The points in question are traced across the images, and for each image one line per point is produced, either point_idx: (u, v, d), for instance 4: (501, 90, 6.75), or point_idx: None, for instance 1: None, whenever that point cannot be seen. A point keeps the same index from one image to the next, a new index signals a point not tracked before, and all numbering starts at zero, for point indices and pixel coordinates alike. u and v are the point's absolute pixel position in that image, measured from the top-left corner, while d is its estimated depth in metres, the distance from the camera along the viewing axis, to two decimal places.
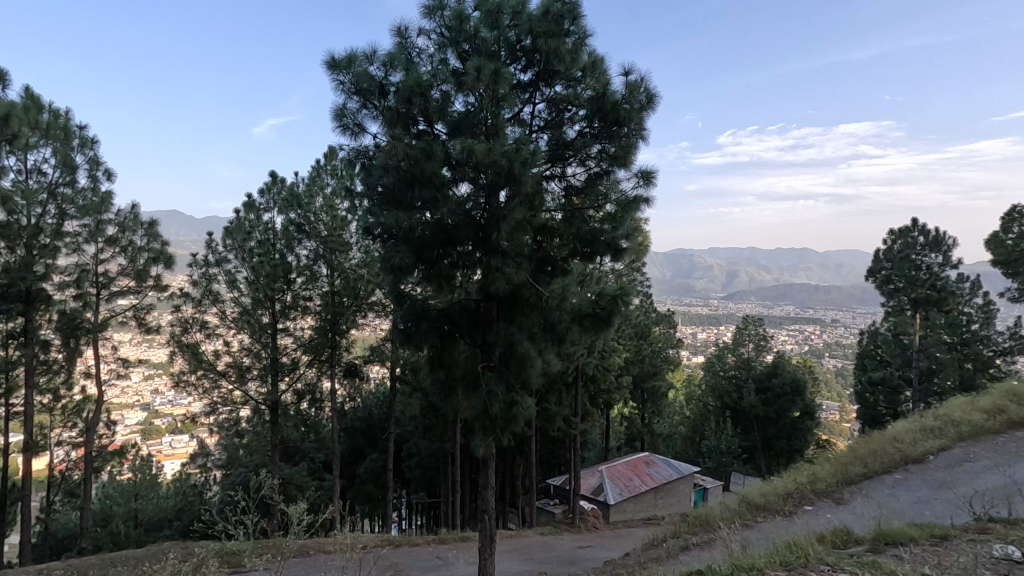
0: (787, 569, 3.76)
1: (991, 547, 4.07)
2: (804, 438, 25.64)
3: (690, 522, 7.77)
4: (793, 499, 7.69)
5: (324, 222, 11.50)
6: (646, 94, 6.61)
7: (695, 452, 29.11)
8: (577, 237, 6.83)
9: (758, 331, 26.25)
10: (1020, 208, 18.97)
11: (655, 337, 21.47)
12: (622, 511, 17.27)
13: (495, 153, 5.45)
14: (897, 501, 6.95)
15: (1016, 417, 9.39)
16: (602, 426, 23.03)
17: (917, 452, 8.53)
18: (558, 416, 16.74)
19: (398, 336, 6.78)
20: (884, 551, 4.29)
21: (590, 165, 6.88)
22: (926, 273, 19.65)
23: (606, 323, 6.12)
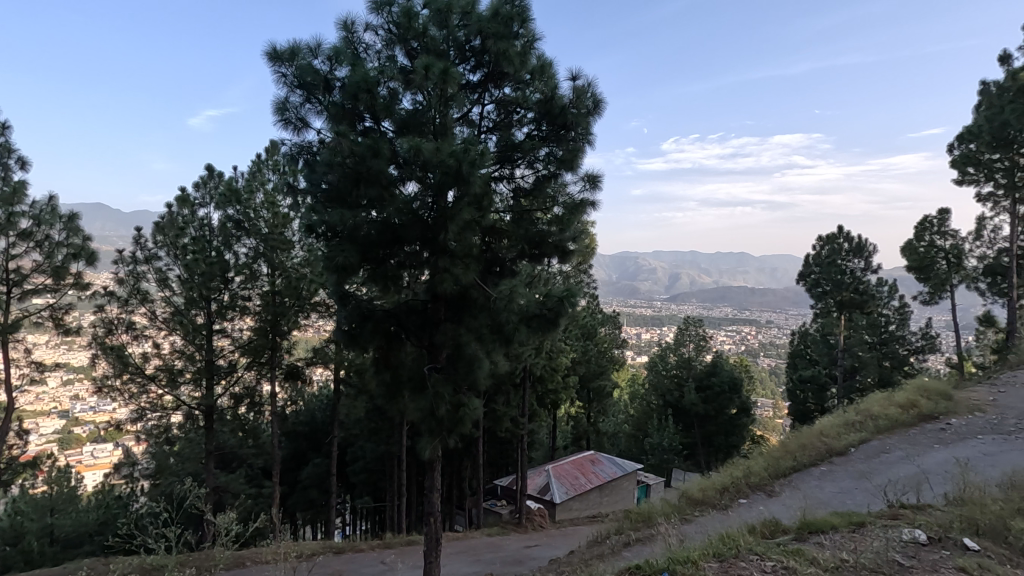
0: (720, 560, 3.91)
1: (901, 531, 4.40)
2: (740, 434, 26.80)
3: (633, 518, 7.96)
4: (729, 492, 8.03)
5: (264, 219, 11.09)
6: (593, 99, 6.76)
7: (639, 450, 29.94)
8: (526, 238, 6.86)
9: (699, 332, 27.35)
10: (931, 217, 20.57)
11: (600, 338, 21.94)
12: (567, 509, 17.50)
13: (443, 152, 5.40)
14: (821, 492, 7.40)
15: (926, 411, 10.18)
16: (549, 425, 23.29)
17: (840, 445, 9.12)
18: (506, 418, 16.77)
19: (342, 337, 6.58)
20: (808, 539, 4.55)
21: (538, 168, 6.95)
22: (851, 277, 20.91)
23: (553, 324, 6.30)
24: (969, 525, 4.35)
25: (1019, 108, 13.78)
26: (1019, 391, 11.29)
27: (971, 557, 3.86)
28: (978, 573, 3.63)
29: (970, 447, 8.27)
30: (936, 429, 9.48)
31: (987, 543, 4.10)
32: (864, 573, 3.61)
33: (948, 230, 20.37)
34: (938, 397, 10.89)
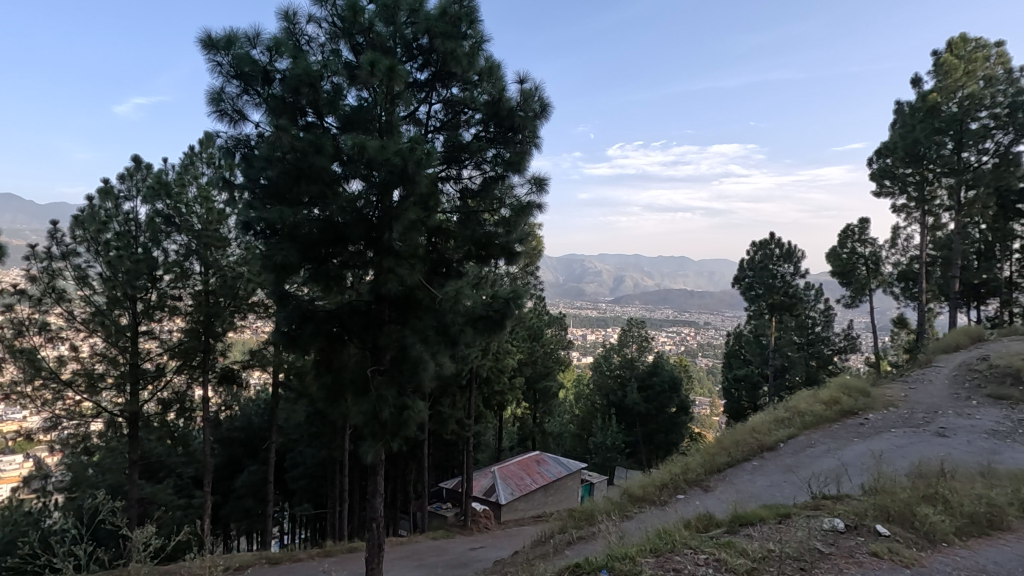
0: (657, 555, 4.03)
1: (822, 520, 4.68)
2: (680, 432, 27.73)
3: (576, 517, 8.09)
4: (668, 488, 8.30)
5: (197, 214, 10.58)
6: (540, 103, 6.82)
7: (583, 449, 30.45)
8: (473, 239, 6.85)
9: (641, 333, 28.28)
10: (852, 226, 22.06)
11: (547, 339, 22.15)
12: (512, 510, 17.54)
13: (388, 151, 5.28)
14: (753, 486, 7.77)
15: (847, 407, 10.86)
16: (495, 426, 23.30)
17: (771, 440, 9.60)
18: (452, 420, 16.65)
19: (280, 339, 6.33)
20: (738, 531, 4.77)
21: (485, 169, 6.95)
22: (781, 281, 22.47)
23: (499, 325, 6.32)
24: (880, 512, 4.69)
25: (929, 127, 15.15)
26: (927, 388, 12.27)
27: (882, 542, 4.16)
28: (889, 557, 3.91)
29: (884, 440, 8.91)
30: (855, 424, 10.16)
31: (895, 529, 4.44)
32: (789, 561, 3.82)
33: (867, 238, 21.90)
34: (858, 394, 11.66)
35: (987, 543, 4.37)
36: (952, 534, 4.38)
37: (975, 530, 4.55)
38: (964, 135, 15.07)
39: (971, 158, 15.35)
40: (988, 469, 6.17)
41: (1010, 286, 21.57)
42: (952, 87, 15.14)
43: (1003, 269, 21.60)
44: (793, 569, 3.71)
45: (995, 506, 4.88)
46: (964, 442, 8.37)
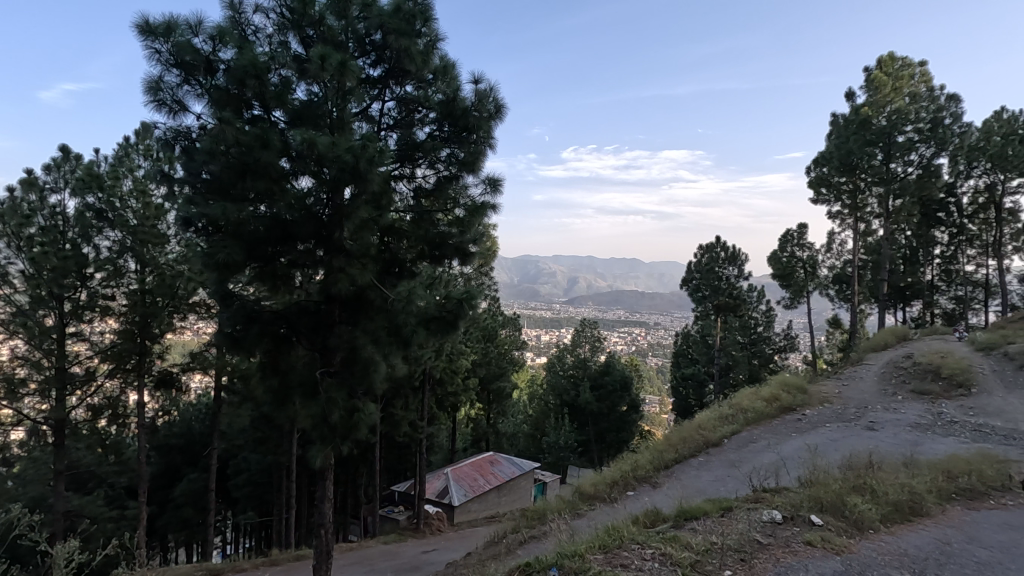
0: (605, 551, 4.11)
1: (762, 513, 4.88)
2: (630, 430, 28.36)
3: (529, 517, 8.16)
4: (618, 486, 8.48)
5: (132, 209, 10.02)
6: (495, 104, 6.83)
7: (536, 449, 30.67)
8: (426, 239, 6.80)
9: (594, 333, 28.83)
10: (792, 231, 23.13)
11: (501, 339, 22.17)
12: (466, 511, 17.47)
13: (339, 147, 5.15)
14: (698, 481, 8.03)
15: (787, 404, 11.39)
16: (448, 428, 23.14)
17: (716, 436, 9.96)
18: (404, 422, 16.42)
19: (223, 341, 6.05)
20: (684, 525, 4.92)
21: (440, 169, 6.91)
22: (726, 283, 23.51)
23: (452, 326, 6.28)
24: (815, 503, 4.93)
25: (862, 139, 16.12)
26: (858, 384, 13.03)
27: (816, 531, 4.39)
28: (822, 545, 4.13)
29: (818, 434, 9.42)
30: (793, 419, 10.68)
31: (828, 518, 4.68)
32: (730, 553, 3.98)
33: (806, 243, 23.02)
34: (796, 391, 12.25)
35: (909, 528, 4.70)
36: (878, 521, 4.68)
37: (899, 517, 4.86)
38: (892, 147, 16.10)
39: (899, 169, 16.37)
40: (910, 459, 6.62)
41: (931, 288, 23.22)
42: (882, 101, 16.14)
43: (926, 273, 23.23)
44: (734, 560, 3.87)
45: (917, 494, 5.23)
46: (891, 435, 8.95)
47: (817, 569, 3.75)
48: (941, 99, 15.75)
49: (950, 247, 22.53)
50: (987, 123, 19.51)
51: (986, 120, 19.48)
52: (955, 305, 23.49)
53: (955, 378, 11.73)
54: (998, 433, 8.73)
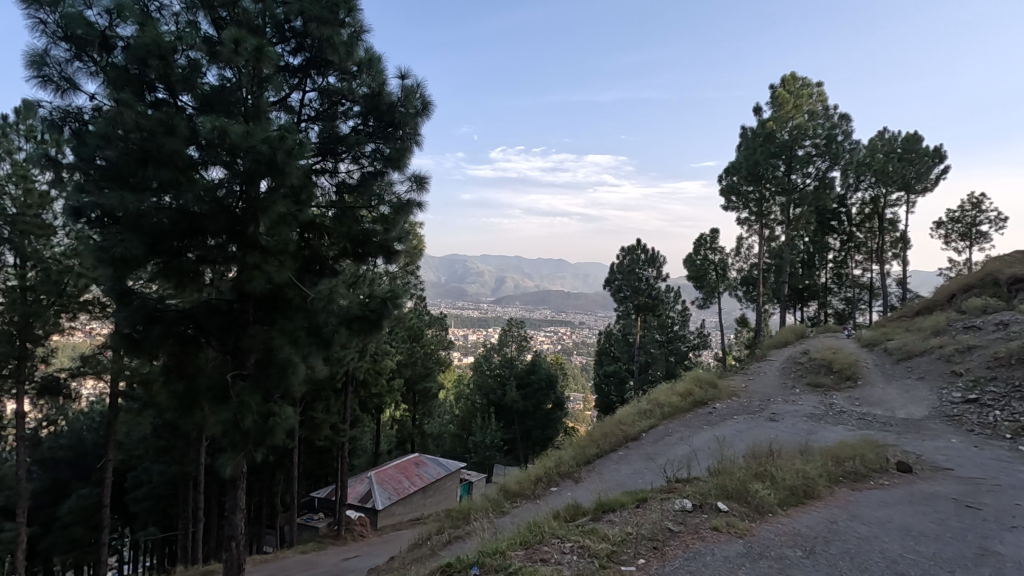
0: (526, 547, 4.16)
1: (674, 502, 5.14)
2: (555, 427, 28.95)
3: (454, 517, 8.15)
4: (542, 482, 8.65)
5: (11, 196, 8.97)
6: (421, 101, 6.75)
7: (463, 449, 30.58)
8: (349, 237, 6.60)
9: (520, 333, 29.25)
10: (705, 235, 24.65)
11: (427, 339, 21.91)
12: (390, 515, 17.10)
13: (254, 137, 4.88)
14: (617, 474, 8.33)
15: (700, 398, 12.08)
16: (372, 430, 22.57)
17: (635, 431, 10.38)
18: (325, 425, 15.89)
19: (121, 343, 5.56)
20: (602, 518, 5.08)
21: (364, 164, 6.72)
22: (646, 284, 24.60)
23: (376, 326, 6.10)
24: (721, 490, 5.27)
25: (767, 151, 17.48)
26: (762, 378, 14.04)
27: (721, 517, 4.69)
28: (726, 529, 4.42)
29: (727, 426, 10.05)
30: (705, 412, 11.33)
31: (732, 504, 5.02)
32: (644, 542, 4.16)
33: (717, 246, 24.60)
34: (708, 385, 13.03)
35: (801, 510, 5.12)
36: (776, 505, 5.06)
37: (794, 500, 5.29)
38: (792, 160, 17.48)
39: (798, 180, 17.75)
40: (805, 447, 7.20)
41: (825, 290, 25.43)
42: (785, 117, 17.45)
43: (820, 276, 25.38)
44: (648, 548, 4.05)
45: (809, 479, 5.70)
46: (789, 425, 9.72)
47: (722, 552, 4.00)
48: (835, 117, 17.27)
49: (841, 252, 24.78)
50: (872, 141, 21.65)
51: (871, 139, 21.63)
52: (845, 306, 25.87)
53: (844, 371, 12.92)
54: (879, 421, 9.71)
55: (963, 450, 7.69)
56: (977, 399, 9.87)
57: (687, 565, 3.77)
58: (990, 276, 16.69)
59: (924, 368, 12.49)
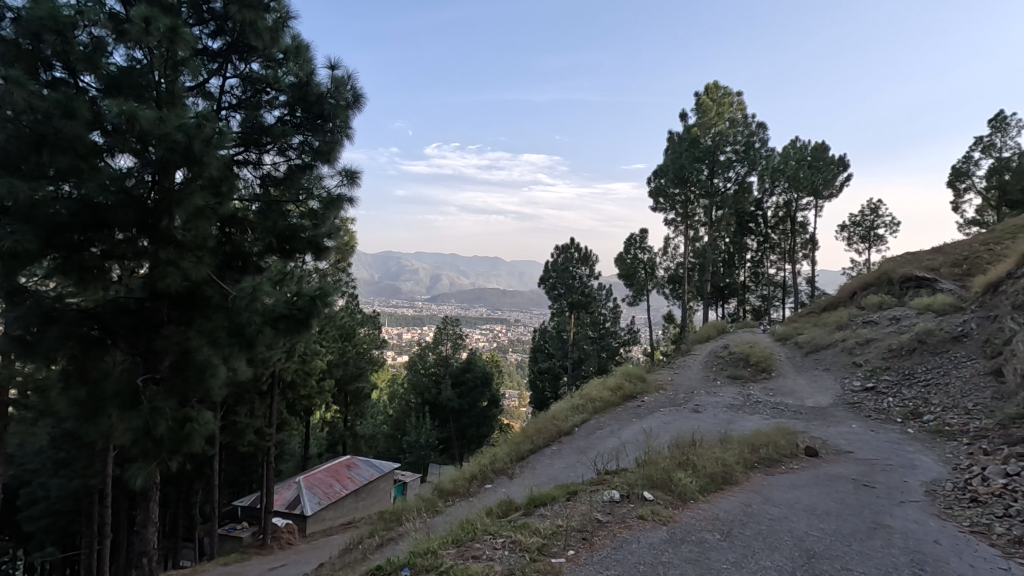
0: (458, 545, 4.15)
1: (602, 494, 5.30)
2: (490, 425, 29.05)
3: (386, 519, 8.02)
4: (476, 480, 8.69)
5: None
6: (353, 93, 6.54)
7: (397, 449, 30.04)
8: (274, 232, 6.33)
9: (455, 331, 29.11)
10: (635, 235, 25.60)
11: (359, 338, 21.37)
12: (320, 520, 16.50)
13: (167, 124, 4.58)
14: (551, 469, 8.49)
15: (630, 391, 12.54)
16: (301, 433, 21.70)
17: (567, 426, 10.60)
18: (249, 430, 14.98)
19: (11, 346, 4.99)
20: (534, 512, 5.16)
21: (291, 157, 6.48)
22: (581, 281, 25.40)
23: (303, 325, 5.86)
24: (647, 480, 5.49)
25: (692, 156, 18.34)
26: (687, 371, 14.76)
27: (646, 505, 4.88)
28: (651, 517, 4.60)
29: (654, 419, 10.47)
30: (634, 406, 11.74)
31: (658, 493, 5.24)
32: (573, 533, 4.27)
33: (646, 246, 25.69)
34: (637, 379, 13.53)
35: (720, 496, 5.43)
36: (697, 492, 5.33)
37: (714, 486, 5.60)
38: (715, 164, 18.44)
39: (720, 184, 18.76)
40: (724, 436, 7.63)
41: (744, 288, 27.01)
42: (708, 123, 18.33)
43: (740, 275, 26.94)
44: (576, 540, 4.16)
45: (727, 466, 6.05)
46: (711, 415, 10.27)
47: (647, 539, 4.17)
48: (753, 125, 18.39)
49: (759, 252, 26.43)
50: (785, 149, 23.22)
51: (785, 147, 23.19)
52: (761, 302, 27.63)
53: (760, 364, 13.80)
54: (790, 410, 10.45)
55: (861, 434, 8.43)
56: (874, 387, 10.85)
57: (613, 553, 3.89)
58: (884, 276, 18.35)
59: (830, 360, 13.56)
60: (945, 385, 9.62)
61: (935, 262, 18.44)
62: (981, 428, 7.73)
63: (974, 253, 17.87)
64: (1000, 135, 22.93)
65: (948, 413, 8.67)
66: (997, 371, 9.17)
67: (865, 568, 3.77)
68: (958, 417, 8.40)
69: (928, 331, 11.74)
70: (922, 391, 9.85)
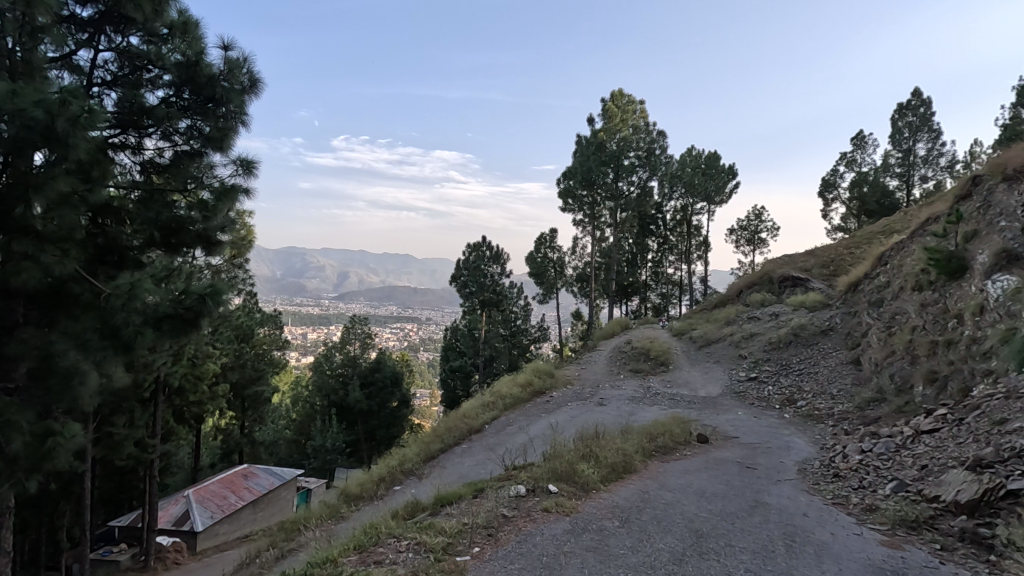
0: (360, 551, 4.03)
1: (509, 489, 5.36)
2: (400, 425, 28.52)
3: (287, 530, 7.65)
4: (385, 482, 8.52)
5: None
6: (249, 77, 6.12)
7: (300, 455, 28.57)
8: (156, 224, 5.84)
9: (364, 330, 28.26)
10: (546, 235, 26.21)
11: (258, 339, 20.12)
12: (214, 535, 15.31)
13: (25, 99, 4.06)
14: (461, 467, 8.48)
15: (538, 387, 12.82)
16: (190, 443, 19.97)
17: (478, 423, 10.64)
18: (128, 442, 13.48)
19: None
20: (439, 512, 5.12)
21: (177, 142, 5.93)
22: (490, 279, 25.31)
23: (192, 326, 5.39)
24: (552, 473, 5.64)
25: (598, 160, 19.08)
26: (593, 366, 15.36)
27: (550, 498, 5.02)
28: (555, 509, 4.74)
29: (561, 413, 10.79)
30: (543, 401, 12.04)
31: (562, 485, 5.41)
32: (479, 530, 4.29)
33: (555, 246, 26.45)
34: (546, 375, 13.87)
35: (620, 484, 5.70)
36: (599, 482, 5.57)
37: (614, 476, 5.87)
38: (620, 168, 19.34)
39: (624, 188, 19.73)
40: (626, 427, 8.02)
41: (646, 287, 28.53)
42: (613, 129, 19.08)
43: (642, 274, 28.45)
44: (482, 536, 4.18)
45: (627, 455, 6.36)
46: (614, 408, 10.78)
47: (550, 531, 4.28)
48: (654, 133, 19.48)
49: (659, 253, 28.13)
50: (683, 156, 24.82)
51: (682, 154, 24.80)
52: (660, 300, 29.39)
53: (659, 358, 14.68)
54: (685, 400, 11.22)
55: (746, 420, 9.23)
56: (756, 376, 11.92)
57: (517, 547, 3.95)
58: (766, 276, 20.19)
59: (719, 352, 14.72)
60: (815, 374, 10.78)
61: (807, 263, 20.60)
62: (844, 410, 8.74)
63: (839, 256, 20.21)
64: (860, 152, 26.01)
65: (817, 398, 9.71)
66: (856, 360, 10.43)
67: (745, 543, 4.12)
68: (825, 402, 9.44)
69: (801, 325, 13.10)
70: (796, 379, 10.97)
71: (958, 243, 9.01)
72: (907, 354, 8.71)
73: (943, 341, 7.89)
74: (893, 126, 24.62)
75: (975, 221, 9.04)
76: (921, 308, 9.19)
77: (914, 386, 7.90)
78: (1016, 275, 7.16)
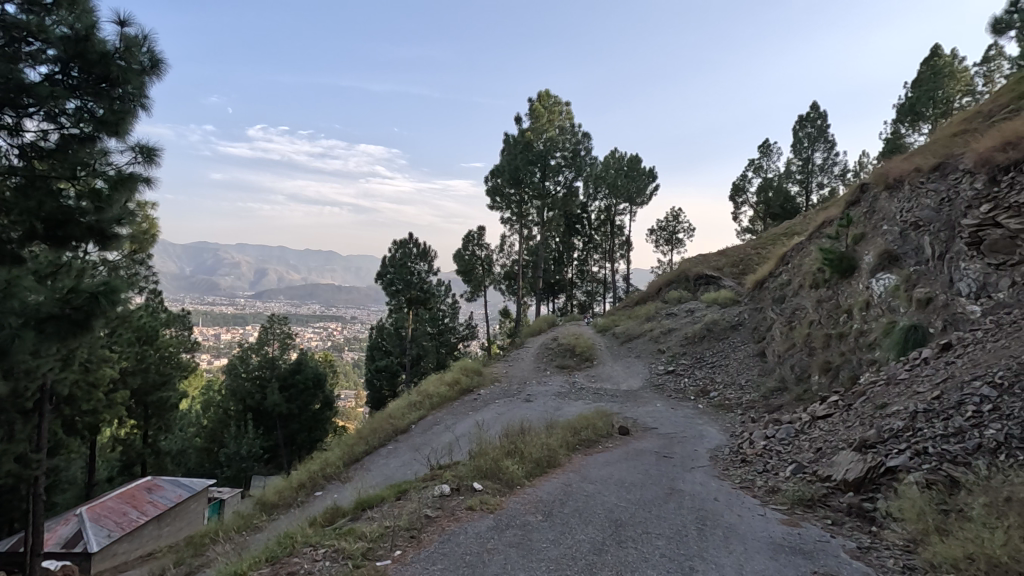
0: (272, 564, 3.83)
1: (432, 489, 5.30)
2: (323, 427, 27.51)
3: (195, 545, 7.15)
4: (305, 488, 8.19)
5: None
6: (149, 57, 5.70)
7: (212, 464, 26.83)
8: (39, 215, 5.25)
9: (283, 330, 26.97)
10: (473, 233, 26.16)
11: (163, 341, 18.65)
12: (111, 556, 14.03)
13: None
14: (386, 468, 8.30)
15: (465, 386, 12.74)
16: (83, 456, 18.20)
17: (404, 424, 10.46)
18: (6, 458, 12.02)
19: None
20: (360, 516, 4.97)
21: (64, 125, 5.35)
22: (417, 277, 24.56)
23: (83, 327, 4.89)
24: (477, 471, 5.64)
25: (526, 158, 19.30)
26: (520, 363, 15.53)
27: (475, 496, 5.01)
28: (479, 507, 4.73)
29: (488, 411, 10.81)
30: (471, 399, 12.02)
31: (487, 482, 5.42)
32: (401, 533, 4.20)
33: (483, 243, 26.44)
34: (473, 373, 13.84)
35: (544, 479, 5.79)
36: (523, 477, 5.62)
37: (538, 471, 5.95)
38: (546, 168, 19.67)
39: (551, 187, 20.06)
40: (551, 422, 8.16)
41: (572, 284, 29.19)
42: (540, 128, 19.38)
43: (568, 272, 29.10)
44: (404, 539, 4.10)
45: (550, 450, 6.47)
46: (541, 404, 10.94)
47: (473, 529, 4.28)
48: (579, 134, 19.98)
49: (584, 252, 28.91)
50: (607, 158, 25.64)
51: (606, 156, 25.61)
52: (586, 297, 30.24)
53: (584, 354, 15.07)
54: (608, 394, 11.59)
55: (664, 411, 9.68)
56: (674, 370, 12.51)
57: (440, 548, 3.92)
58: (682, 274, 21.28)
59: (640, 347, 15.36)
60: (726, 366, 11.48)
61: (719, 262, 21.91)
62: (750, 400, 9.36)
63: (747, 255, 21.69)
64: (766, 159, 28.01)
65: (728, 389, 10.34)
66: (762, 353, 11.22)
67: (660, 529, 4.32)
68: (735, 392, 10.07)
69: (714, 320, 13.92)
70: (709, 371, 11.63)
71: (849, 245, 9.93)
72: (805, 347, 9.47)
73: (835, 334, 8.66)
74: (794, 136, 26.72)
75: (862, 224, 10.01)
76: (818, 303, 10.04)
77: (811, 376, 8.62)
78: (895, 274, 7.99)
